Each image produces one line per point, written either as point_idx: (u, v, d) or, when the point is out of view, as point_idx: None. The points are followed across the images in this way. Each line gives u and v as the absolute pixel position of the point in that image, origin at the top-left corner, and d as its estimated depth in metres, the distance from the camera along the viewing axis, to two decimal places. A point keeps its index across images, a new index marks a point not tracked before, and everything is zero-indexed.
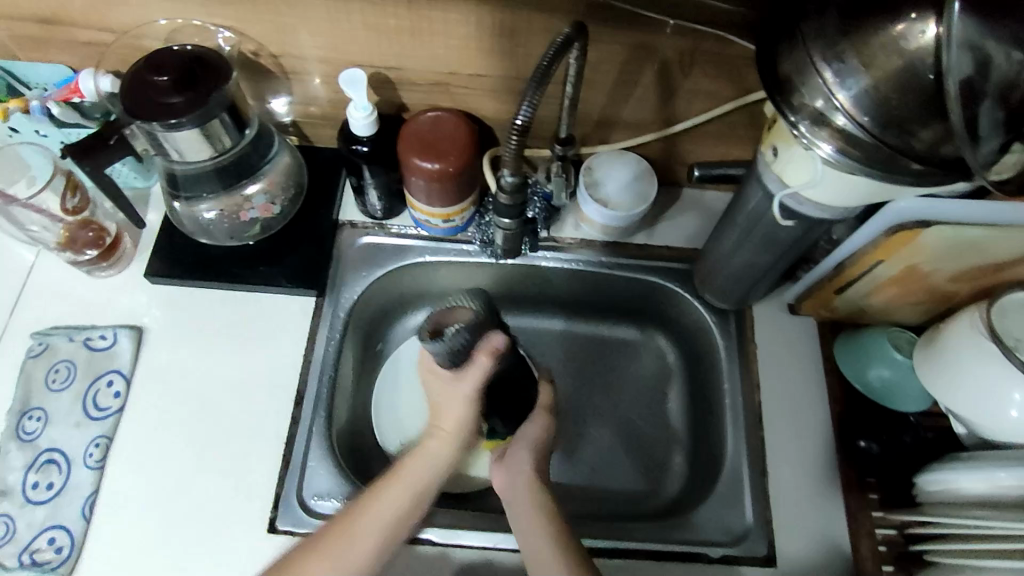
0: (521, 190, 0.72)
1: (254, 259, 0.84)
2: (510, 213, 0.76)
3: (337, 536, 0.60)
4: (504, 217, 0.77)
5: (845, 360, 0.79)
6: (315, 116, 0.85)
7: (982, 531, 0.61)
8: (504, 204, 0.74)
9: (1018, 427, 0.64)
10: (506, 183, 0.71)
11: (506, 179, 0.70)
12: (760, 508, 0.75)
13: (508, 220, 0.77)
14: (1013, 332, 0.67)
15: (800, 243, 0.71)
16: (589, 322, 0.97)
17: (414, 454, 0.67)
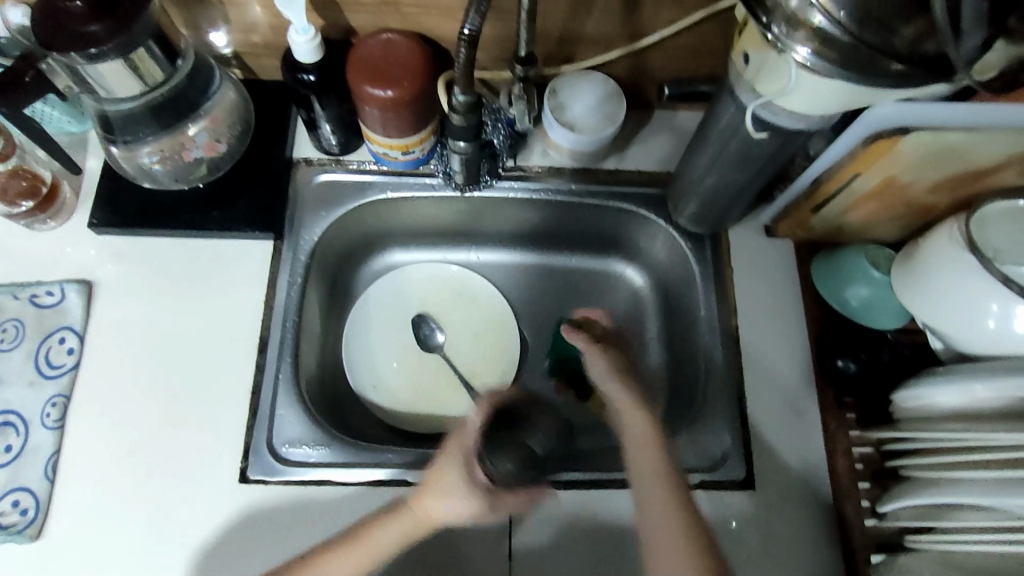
0: (475, 111, 0.68)
1: (205, 203, 0.79)
2: (465, 135, 0.71)
3: None
4: (459, 140, 0.72)
5: (824, 280, 0.76)
6: (258, 47, 0.80)
7: (957, 443, 0.60)
8: (457, 125, 0.70)
9: (996, 338, 0.63)
10: (458, 103, 0.67)
11: (456, 98, 0.66)
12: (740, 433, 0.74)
13: (463, 143, 0.72)
14: (993, 243, 0.64)
15: (774, 159, 0.68)
16: (562, 255, 0.94)
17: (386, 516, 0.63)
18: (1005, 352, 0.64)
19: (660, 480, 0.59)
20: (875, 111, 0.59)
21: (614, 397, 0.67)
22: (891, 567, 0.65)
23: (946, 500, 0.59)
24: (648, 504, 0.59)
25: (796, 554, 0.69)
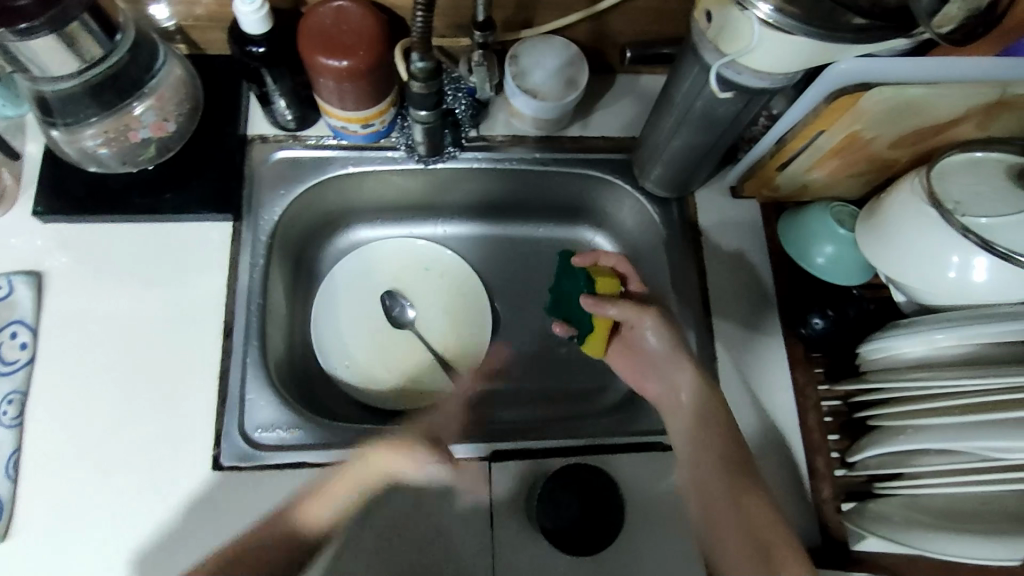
0: (435, 78, 0.66)
1: (157, 185, 0.76)
2: (425, 103, 0.69)
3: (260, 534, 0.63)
4: (420, 109, 0.70)
5: (792, 240, 0.76)
6: (202, 19, 0.76)
7: (922, 392, 0.61)
8: (417, 93, 0.67)
9: (955, 288, 0.64)
10: (416, 70, 0.64)
11: (414, 64, 0.64)
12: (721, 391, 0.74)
13: (424, 113, 0.70)
14: (953, 194, 0.64)
15: (738, 121, 0.68)
16: (532, 226, 0.94)
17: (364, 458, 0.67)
18: (965, 302, 0.65)
19: (693, 454, 0.68)
20: (838, 67, 0.58)
21: (664, 364, 0.75)
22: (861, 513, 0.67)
23: (915, 446, 0.61)
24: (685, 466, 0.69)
25: None
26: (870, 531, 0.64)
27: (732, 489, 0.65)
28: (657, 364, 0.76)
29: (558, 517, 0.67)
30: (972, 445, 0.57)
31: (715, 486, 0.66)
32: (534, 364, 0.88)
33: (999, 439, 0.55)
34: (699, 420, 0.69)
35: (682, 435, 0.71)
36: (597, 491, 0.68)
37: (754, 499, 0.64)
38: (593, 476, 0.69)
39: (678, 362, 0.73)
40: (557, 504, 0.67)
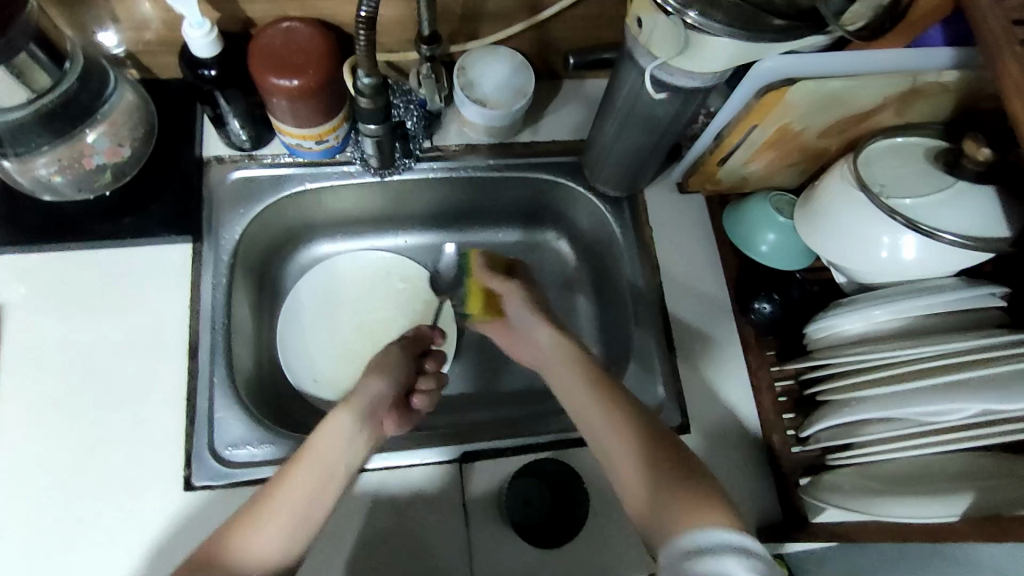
0: (382, 93, 0.68)
1: (114, 210, 0.76)
2: (375, 118, 0.71)
3: (269, 507, 0.58)
4: (369, 123, 0.72)
5: (737, 231, 0.80)
6: (152, 45, 0.77)
7: (869, 363, 0.65)
8: (365, 108, 0.69)
9: (888, 265, 0.69)
10: (363, 85, 0.66)
11: (361, 80, 0.66)
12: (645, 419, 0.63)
13: (373, 126, 0.72)
14: (879, 177, 0.68)
15: (677, 120, 0.71)
16: (493, 231, 0.97)
17: (319, 433, 0.64)
18: (896, 278, 0.70)
19: (635, 473, 0.59)
20: (764, 64, 0.63)
21: (581, 398, 0.66)
22: (817, 486, 0.69)
23: (861, 415, 0.64)
24: (628, 482, 0.59)
25: (735, 485, 0.75)
26: (825, 501, 0.66)
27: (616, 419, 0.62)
28: (522, 332, 0.79)
29: (526, 513, 0.70)
30: (909, 412, 0.60)
31: (598, 422, 0.63)
32: (501, 365, 0.90)
33: (929, 403, 0.59)
34: (583, 364, 0.69)
35: (578, 399, 0.66)
36: (564, 484, 0.71)
37: (633, 429, 0.61)
38: (558, 470, 0.72)
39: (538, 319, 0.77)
40: (529, 501, 0.70)
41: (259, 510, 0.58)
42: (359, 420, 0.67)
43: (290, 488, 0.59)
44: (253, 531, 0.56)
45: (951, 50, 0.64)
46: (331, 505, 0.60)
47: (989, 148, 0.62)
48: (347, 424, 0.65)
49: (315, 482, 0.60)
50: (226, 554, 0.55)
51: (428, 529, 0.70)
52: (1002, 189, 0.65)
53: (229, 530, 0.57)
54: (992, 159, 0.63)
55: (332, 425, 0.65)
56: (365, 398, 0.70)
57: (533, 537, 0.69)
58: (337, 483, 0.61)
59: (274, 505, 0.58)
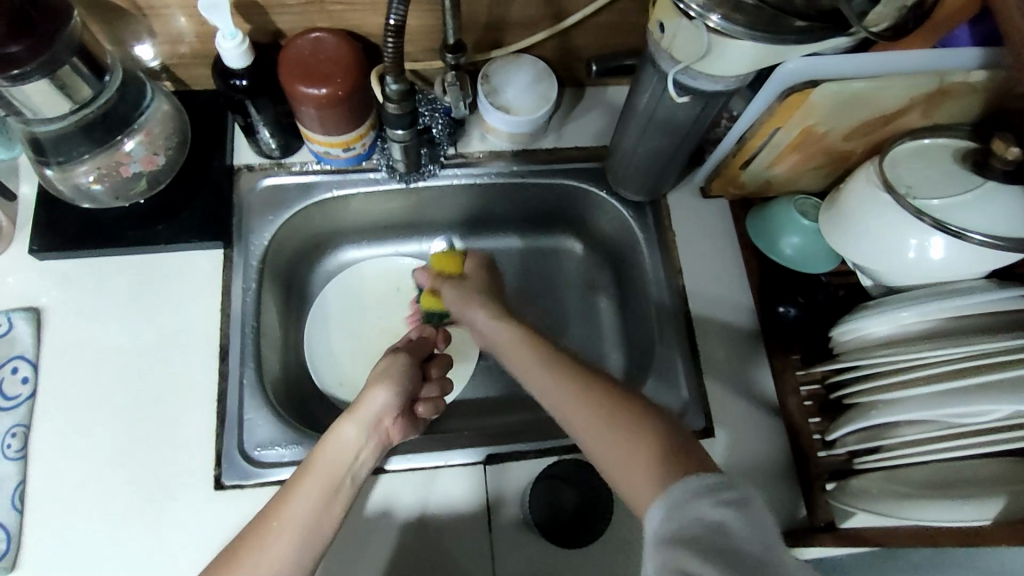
0: (407, 98, 0.69)
1: (149, 217, 0.78)
2: (401, 123, 0.72)
3: (274, 523, 0.57)
4: (397, 128, 0.73)
5: (761, 235, 0.80)
6: (186, 56, 0.79)
7: (896, 365, 0.64)
8: (393, 114, 0.71)
9: (916, 266, 0.68)
10: (391, 92, 0.68)
11: (389, 87, 0.67)
12: (625, 407, 0.60)
13: (401, 131, 0.73)
14: (906, 179, 0.68)
15: (700, 123, 0.71)
16: (506, 235, 0.98)
17: (322, 444, 0.64)
18: (922, 279, 0.70)
19: (623, 462, 0.57)
20: (787, 66, 0.62)
21: (553, 392, 0.64)
22: (843, 490, 0.69)
23: (889, 417, 0.63)
24: (616, 469, 0.57)
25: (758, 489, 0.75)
26: (854, 505, 0.66)
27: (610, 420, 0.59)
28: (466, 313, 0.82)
29: (551, 515, 0.70)
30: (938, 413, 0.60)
31: (577, 414, 0.62)
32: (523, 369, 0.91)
33: (960, 405, 0.58)
34: (553, 367, 0.66)
35: (565, 403, 0.63)
36: (590, 488, 0.71)
37: (634, 424, 0.58)
38: (579, 469, 0.72)
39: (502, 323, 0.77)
40: (554, 505, 0.70)
41: (267, 527, 0.57)
42: (363, 429, 0.67)
43: (295, 502, 0.59)
44: (264, 542, 0.56)
45: (979, 50, 0.63)
46: (338, 515, 0.61)
47: (1018, 147, 0.61)
48: (351, 433, 0.66)
49: (320, 496, 0.60)
50: (238, 565, 0.55)
51: (453, 531, 0.71)
52: None
53: (241, 542, 0.57)
54: (1022, 158, 0.62)
55: (335, 435, 0.65)
56: (371, 409, 0.69)
57: (556, 537, 0.70)
58: (344, 495, 0.62)
59: (279, 522, 0.57)
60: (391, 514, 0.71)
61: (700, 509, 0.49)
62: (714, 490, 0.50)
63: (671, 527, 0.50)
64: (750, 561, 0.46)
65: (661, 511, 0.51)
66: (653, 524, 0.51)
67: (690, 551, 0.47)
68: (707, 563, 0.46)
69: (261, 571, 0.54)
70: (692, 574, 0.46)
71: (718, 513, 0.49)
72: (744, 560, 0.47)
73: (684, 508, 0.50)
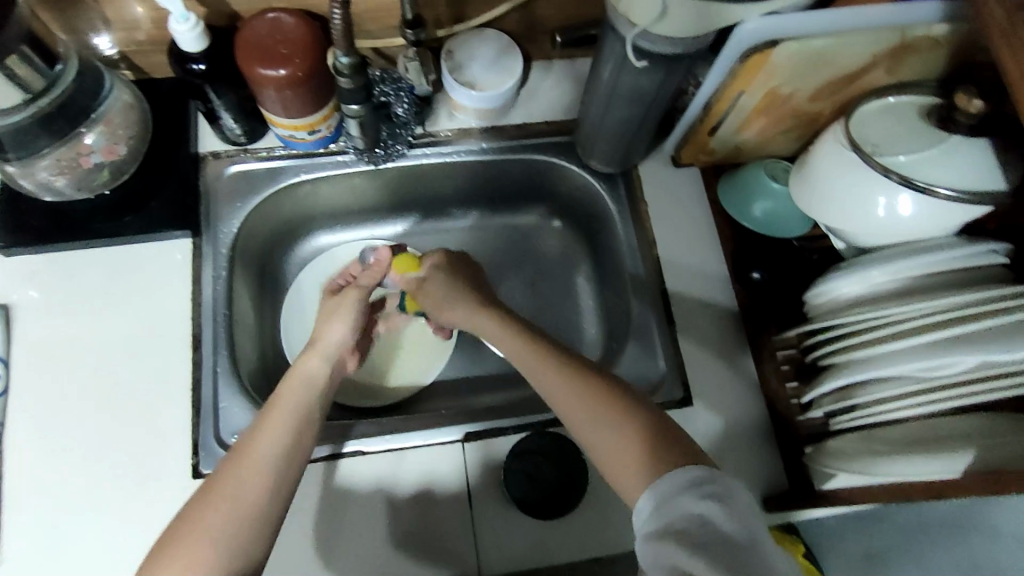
0: (361, 72, 0.69)
1: (115, 209, 0.78)
2: (356, 98, 0.71)
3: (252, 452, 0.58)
4: (351, 103, 0.72)
5: (731, 199, 0.80)
6: (144, 44, 0.78)
7: (879, 321, 0.64)
8: (346, 89, 0.70)
9: (886, 225, 0.68)
10: (342, 65, 0.67)
11: (340, 60, 0.66)
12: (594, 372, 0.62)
13: (356, 106, 0.72)
14: (871, 138, 0.68)
15: (665, 90, 0.71)
16: (469, 213, 0.98)
17: (288, 381, 0.66)
18: (892, 237, 0.70)
19: (590, 425, 0.59)
20: (746, 27, 0.61)
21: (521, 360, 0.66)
22: (820, 452, 0.68)
23: (868, 374, 0.62)
24: (583, 430, 0.60)
25: (739, 455, 0.75)
26: (833, 467, 0.66)
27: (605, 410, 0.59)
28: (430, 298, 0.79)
29: (531, 487, 0.70)
30: (917, 368, 0.59)
31: (546, 375, 0.63)
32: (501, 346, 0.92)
33: (940, 358, 0.58)
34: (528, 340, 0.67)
35: (558, 391, 0.62)
36: (566, 459, 0.71)
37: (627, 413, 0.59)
38: (553, 443, 0.72)
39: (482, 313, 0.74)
40: (534, 479, 0.70)
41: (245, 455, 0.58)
42: (326, 361, 0.70)
43: (273, 427, 0.60)
44: (235, 476, 0.56)
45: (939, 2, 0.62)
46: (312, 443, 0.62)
47: (981, 99, 0.61)
48: (316, 367, 0.68)
49: (294, 425, 0.61)
50: (219, 491, 0.55)
51: (433, 510, 0.71)
52: (997, 141, 0.64)
53: (213, 480, 0.57)
54: (984, 111, 0.61)
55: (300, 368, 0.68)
56: (329, 344, 0.72)
57: (538, 511, 0.70)
58: (314, 422, 0.64)
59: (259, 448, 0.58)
60: (371, 498, 0.71)
61: (690, 504, 0.49)
62: (703, 482, 0.50)
63: (660, 522, 0.50)
64: (740, 554, 0.46)
65: (649, 506, 0.51)
66: (642, 519, 0.51)
67: (677, 544, 0.47)
68: (696, 556, 0.46)
69: (243, 493, 0.56)
70: (679, 566, 0.46)
71: (705, 507, 0.48)
72: (734, 552, 0.46)
73: (673, 502, 0.50)
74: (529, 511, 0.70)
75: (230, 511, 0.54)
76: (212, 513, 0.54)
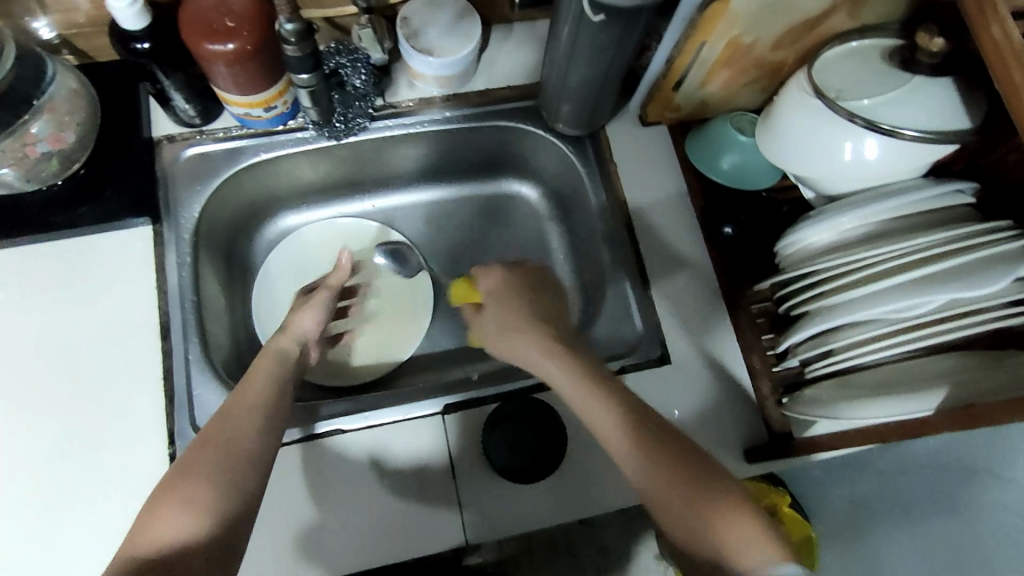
0: (307, 38, 0.66)
1: (71, 200, 0.76)
2: (303, 67, 0.69)
3: (235, 407, 0.59)
4: (300, 73, 0.70)
5: (698, 153, 0.80)
6: (85, 26, 0.75)
7: (850, 265, 0.63)
8: (291, 57, 0.68)
9: (853, 170, 0.68)
10: (287, 32, 0.65)
11: (284, 26, 0.64)
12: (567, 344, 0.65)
13: (306, 76, 0.70)
14: (835, 84, 0.67)
15: (627, 46, 0.69)
16: (425, 186, 0.96)
17: (266, 352, 0.69)
18: (860, 181, 0.69)
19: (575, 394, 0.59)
20: None
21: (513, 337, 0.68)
22: (798, 401, 0.68)
23: (844, 318, 0.62)
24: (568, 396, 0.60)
25: (720, 410, 0.75)
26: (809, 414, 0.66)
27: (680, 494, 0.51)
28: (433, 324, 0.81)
29: (514, 453, 0.70)
30: (892, 308, 0.60)
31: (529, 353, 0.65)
32: None
33: (914, 297, 0.59)
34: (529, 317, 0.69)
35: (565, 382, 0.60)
36: (544, 422, 0.71)
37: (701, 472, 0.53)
38: (534, 409, 0.72)
39: (519, 325, 0.68)
40: (515, 445, 0.70)
41: (232, 408, 0.59)
42: (296, 343, 0.73)
43: (257, 387, 0.62)
44: (224, 435, 0.57)
45: None
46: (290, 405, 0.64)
47: (943, 38, 0.60)
48: (288, 345, 0.71)
49: (274, 385, 0.64)
50: (210, 438, 0.56)
51: (416, 484, 0.70)
52: (960, 79, 0.63)
53: (201, 437, 0.57)
54: (946, 49, 0.61)
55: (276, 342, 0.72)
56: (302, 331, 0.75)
57: (522, 476, 0.70)
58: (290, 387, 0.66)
59: (243, 403, 0.60)
60: (353, 475, 0.70)
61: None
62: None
63: None
64: None
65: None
66: None
67: None
68: None
69: (235, 439, 0.57)
70: None
71: None
72: None
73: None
74: (515, 477, 0.70)
75: (226, 459, 0.55)
76: (212, 464, 0.54)
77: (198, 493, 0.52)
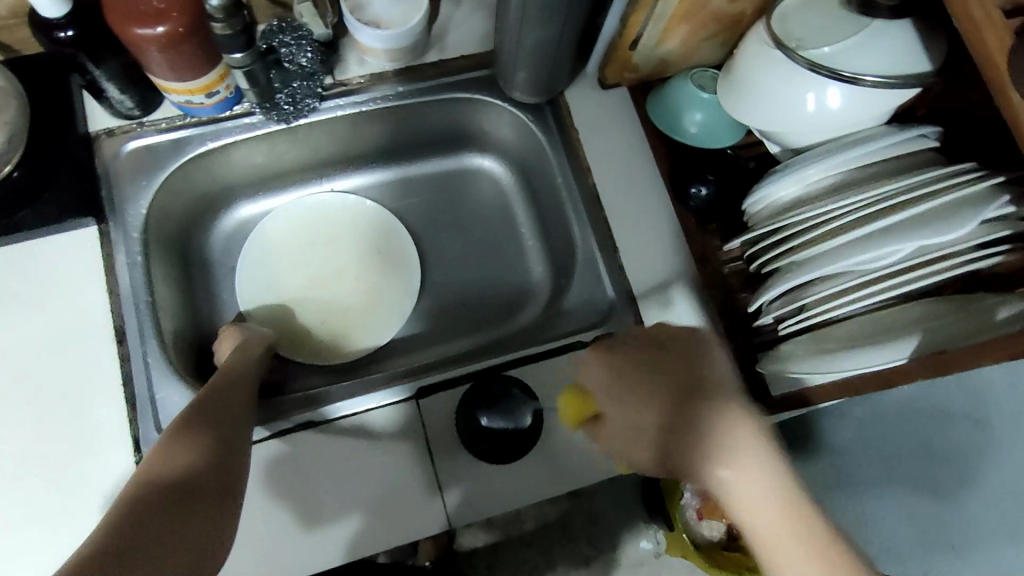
0: (236, 14, 0.63)
1: (8, 203, 0.71)
2: (236, 46, 0.66)
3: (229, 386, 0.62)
4: (234, 52, 0.66)
5: (660, 113, 0.78)
6: (6, 19, 0.70)
7: (818, 217, 0.62)
8: (222, 36, 0.64)
9: (816, 121, 0.67)
10: (212, 8, 0.61)
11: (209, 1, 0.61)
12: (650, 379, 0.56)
13: (239, 56, 0.67)
14: (796, 33, 0.64)
15: (578, 6, 0.66)
16: (383, 167, 0.93)
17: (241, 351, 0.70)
18: (823, 133, 0.68)
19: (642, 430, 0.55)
20: None
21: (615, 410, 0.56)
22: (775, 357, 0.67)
23: (814, 272, 0.61)
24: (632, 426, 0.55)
25: None
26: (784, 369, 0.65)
27: (722, 454, 0.49)
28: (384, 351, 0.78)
29: (489, 438, 0.69)
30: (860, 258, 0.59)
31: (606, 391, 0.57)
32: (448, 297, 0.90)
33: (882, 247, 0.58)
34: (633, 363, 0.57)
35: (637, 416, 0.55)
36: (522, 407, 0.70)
37: (751, 433, 0.49)
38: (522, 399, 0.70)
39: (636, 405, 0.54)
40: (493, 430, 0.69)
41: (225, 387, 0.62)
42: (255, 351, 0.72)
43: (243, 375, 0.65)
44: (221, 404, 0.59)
45: None
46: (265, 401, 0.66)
47: None
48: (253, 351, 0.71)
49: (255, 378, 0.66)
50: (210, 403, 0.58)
51: (394, 471, 0.69)
52: (918, 21, 0.62)
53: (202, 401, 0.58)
54: None
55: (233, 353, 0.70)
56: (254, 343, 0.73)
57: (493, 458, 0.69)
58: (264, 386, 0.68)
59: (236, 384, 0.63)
60: (327, 468, 0.68)
61: None
62: None
63: None
64: None
65: None
66: None
67: None
68: None
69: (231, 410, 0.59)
70: None
71: None
72: None
73: None
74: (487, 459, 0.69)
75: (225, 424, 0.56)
76: (219, 423, 0.56)
77: (200, 446, 0.53)
